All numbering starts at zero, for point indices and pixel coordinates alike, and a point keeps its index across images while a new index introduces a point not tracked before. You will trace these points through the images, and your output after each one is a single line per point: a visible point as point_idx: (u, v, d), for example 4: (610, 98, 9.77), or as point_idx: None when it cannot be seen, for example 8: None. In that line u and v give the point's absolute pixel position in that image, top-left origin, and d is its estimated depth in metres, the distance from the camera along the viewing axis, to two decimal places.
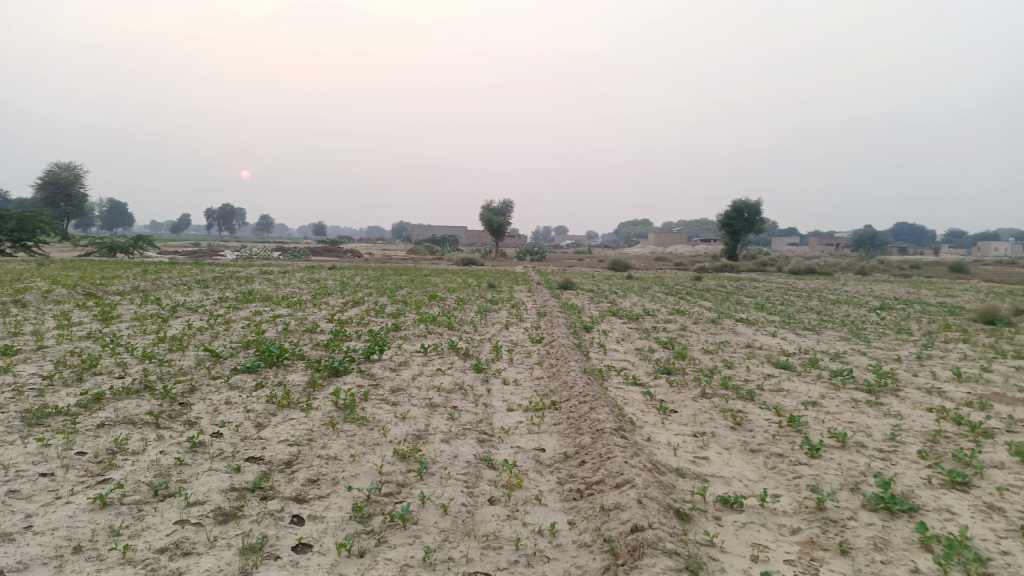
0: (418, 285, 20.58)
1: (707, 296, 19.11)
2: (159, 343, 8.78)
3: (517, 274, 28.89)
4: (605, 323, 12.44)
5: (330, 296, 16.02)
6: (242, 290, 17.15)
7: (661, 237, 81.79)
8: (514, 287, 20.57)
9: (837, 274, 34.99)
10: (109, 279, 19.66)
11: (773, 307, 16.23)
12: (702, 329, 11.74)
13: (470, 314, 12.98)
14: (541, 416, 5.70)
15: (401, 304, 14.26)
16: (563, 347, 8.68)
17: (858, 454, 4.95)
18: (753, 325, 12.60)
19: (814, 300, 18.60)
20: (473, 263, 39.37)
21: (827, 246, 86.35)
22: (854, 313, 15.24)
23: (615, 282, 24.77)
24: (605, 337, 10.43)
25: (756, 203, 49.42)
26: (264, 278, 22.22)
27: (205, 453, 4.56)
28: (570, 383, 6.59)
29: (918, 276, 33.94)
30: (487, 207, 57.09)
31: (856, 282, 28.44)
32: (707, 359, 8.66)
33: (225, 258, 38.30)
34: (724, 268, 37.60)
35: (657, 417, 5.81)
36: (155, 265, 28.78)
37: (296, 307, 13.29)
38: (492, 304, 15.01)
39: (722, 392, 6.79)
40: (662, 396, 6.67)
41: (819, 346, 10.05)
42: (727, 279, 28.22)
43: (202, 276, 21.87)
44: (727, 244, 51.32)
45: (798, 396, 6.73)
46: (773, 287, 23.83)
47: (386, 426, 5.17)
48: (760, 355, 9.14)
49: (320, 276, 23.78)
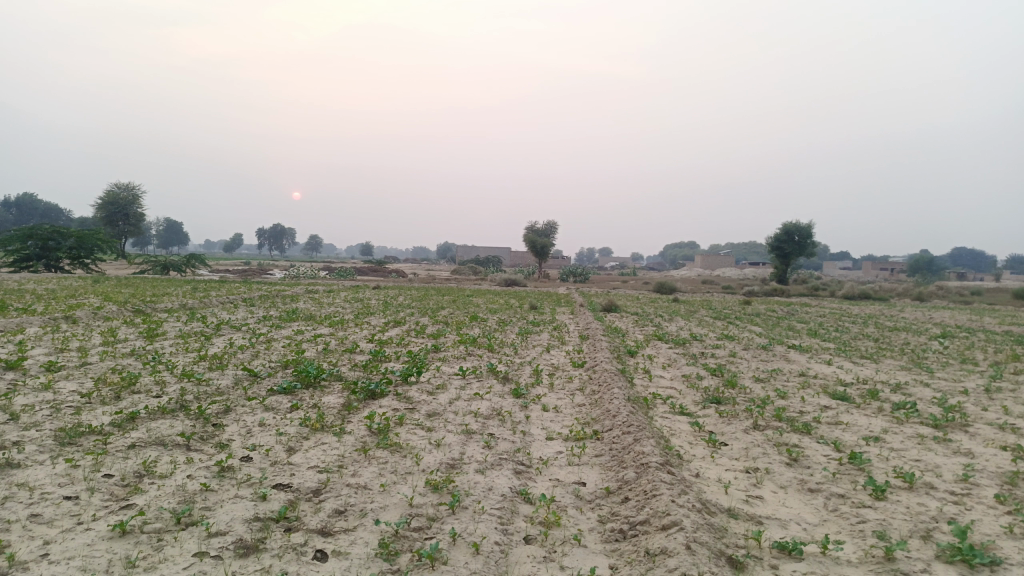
0: (461, 305, 20.46)
1: (757, 320, 18.54)
2: (200, 361, 8.77)
3: (561, 296, 28.58)
4: (651, 347, 12.08)
5: (372, 315, 15.99)
6: (286, 309, 17.23)
7: (708, 260, 80.53)
8: (557, 309, 20.32)
9: (894, 300, 33.74)
10: (159, 296, 20.08)
11: (827, 334, 15.61)
12: (752, 355, 11.29)
13: (511, 336, 12.76)
14: (582, 446, 5.42)
15: (443, 325, 14.13)
16: (607, 372, 8.38)
17: (928, 497, 4.54)
18: (807, 352, 12.08)
19: (870, 327, 17.87)
20: (518, 284, 39.21)
21: (881, 270, 83.88)
22: (914, 340, 14.55)
23: (662, 305, 24.29)
24: (651, 362, 10.09)
25: (808, 226, 48.22)
26: (309, 296, 22.40)
27: (232, 479, 4.41)
28: (613, 411, 6.30)
29: (980, 302, 32.60)
30: (532, 228, 57.03)
31: (914, 307, 27.38)
32: (759, 388, 8.26)
33: (274, 277, 38.92)
34: (774, 292, 36.69)
35: (706, 451, 5.48)
36: (205, 283, 29.33)
37: (337, 327, 13.26)
38: (535, 326, 14.77)
39: (776, 425, 6.41)
40: (711, 427, 6.32)
41: (878, 376, 9.53)
42: (778, 303, 27.50)
43: (249, 295, 22.16)
44: (777, 267, 50.14)
45: (858, 430, 6.30)
46: (827, 312, 23.03)
47: (420, 454, 4.96)
48: (815, 384, 8.69)
49: (364, 295, 23.89)
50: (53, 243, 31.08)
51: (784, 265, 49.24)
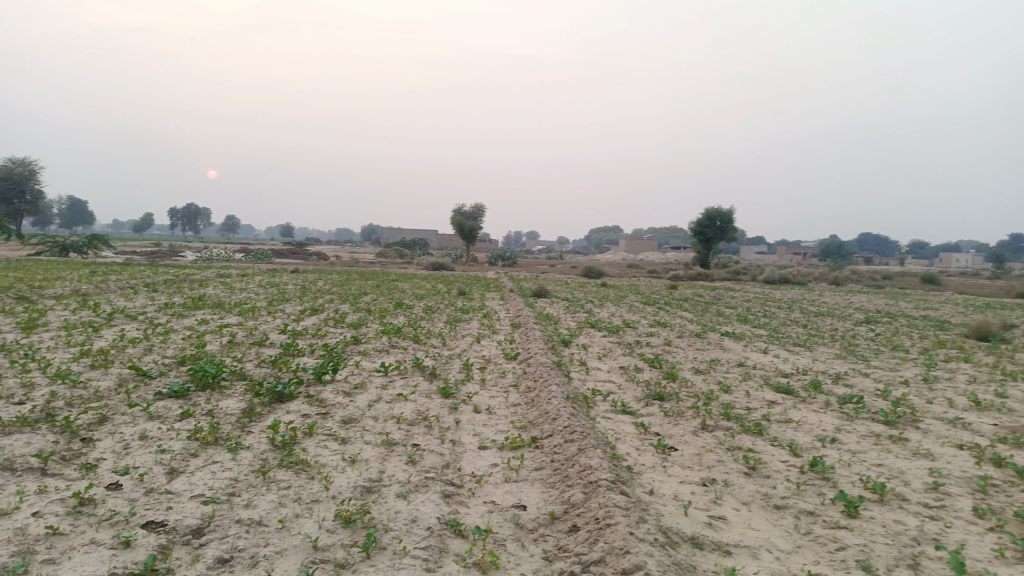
0: (383, 290, 19.48)
1: (687, 306, 18.33)
2: (80, 359, 7.66)
3: (488, 280, 27.84)
4: (584, 335, 11.57)
5: (288, 302, 14.89)
6: (192, 295, 15.91)
7: (632, 244, 81.38)
8: (485, 294, 19.62)
9: (812, 284, 34.57)
10: (49, 280, 18.28)
11: (757, 320, 15.48)
12: (688, 345, 10.89)
13: (438, 325, 11.98)
14: (519, 458, 4.76)
15: (364, 313, 13.22)
16: (542, 367, 7.75)
17: (903, 512, 4.08)
18: (741, 340, 11.80)
19: (796, 312, 17.95)
20: (444, 268, 38.19)
21: (795, 254, 86.85)
22: (841, 327, 14.57)
23: (590, 290, 23.90)
24: (586, 353, 9.53)
25: (729, 212, 49.01)
26: (220, 281, 20.97)
27: (91, 517, 3.53)
28: (552, 413, 5.67)
29: (890, 287, 33.77)
30: (457, 210, 56.07)
31: (832, 292, 28.03)
32: (700, 381, 7.81)
33: (185, 260, 36.88)
34: (699, 277, 37.12)
35: (656, 459, 4.91)
36: (107, 266, 27.27)
37: (248, 316, 12.18)
38: (462, 313, 14.05)
39: (726, 424, 5.92)
40: (657, 429, 5.77)
41: (816, 365, 9.26)
42: (703, 288, 27.71)
43: (152, 279, 20.52)
44: (700, 252, 50.93)
45: (811, 430, 5.88)
46: (752, 297, 23.18)
47: (331, 475, 4.20)
48: (756, 376, 8.30)
49: (280, 280, 22.56)
50: None
51: (707, 250, 50.05)
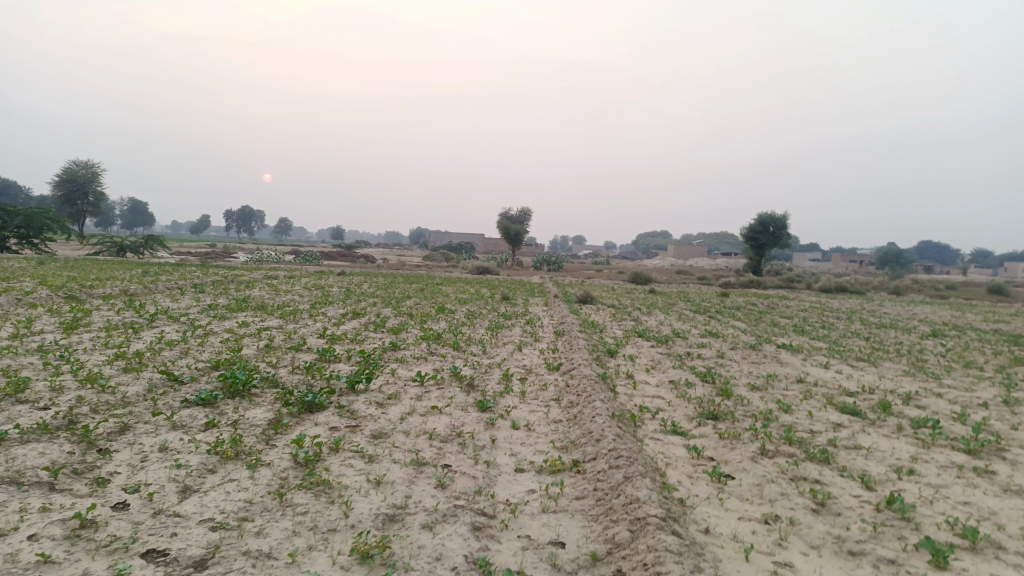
0: (427, 295, 19.24)
1: (739, 315, 17.63)
2: (114, 362, 7.51)
3: (533, 285, 27.41)
4: (631, 345, 11.07)
5: (330, 305, 14.74)
6: (237, 296, 15.89)
7: (681, 249, 79.85)
8: (530, 300, 19.23)
9: (871, 293, 33.27)
10: (100, 280, 18.57)
11: (815, 331, 14.72)
12: (742, 357, 10.29)
13: (480, 332, 11.63)
14: (558, 484, 4.34)
15: (406, 317, 12.96)
16: (586, 380, 7.31)
17: (1000, 564, 3.53)
18: (799, 353, 11.13)
19: (856, 323, 17.09)
20: (489, 272, 37.90)
21: (851, 262, 84.20)
22: (907, 340, 13.72)
23: (638, 297, 23.29)
24: (633, 365, 9.04)
25: (783, 217, 47.63)
26: (267, 283, 21.02)
27: (88, 543, 3.23)
28: (596, 433, 5.23)
29: (955, 297, 32.22)
30: (504, 214, 55.83)
31: (893, 302, 26.80)
32: (757, 399, 7.26)
33: (235, 261, 37.46)
34: (751, 284, 36.11)
35: (711, 490, 4.43)
36: (160, 266, 27.70)
37: (288, 319, 12.02)
38: (506, 320, 13.67)
39: (787, 449, 5.40)
40: (711, 453, 5.28)
41: (883, 384, 8.58)
42: (756, 296, 26.84)
43: (200, 280, 20.67)
44: (752, 258, 49.64)
45: (885, 459, 5.30)
46: (808, 306, 22.27)
47: (353, 500, 3.85)
48: (817, 394, 7.71)
49: (325, 282, 22.54)
50: None
51: (759, 257, 48.74)
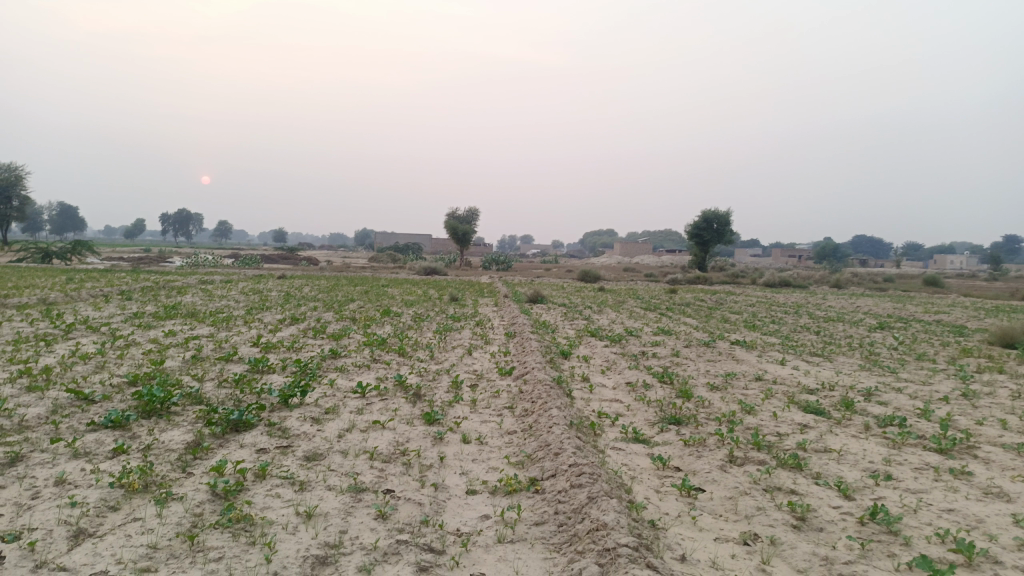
0: (372, 297, 18.60)
1: (690, 312, 17.47)
2: (16, 380, 6.72)
3: (481, 285, 26.90)
4: (585, 345, 10.69)
5: (268, 311, 13.95)
6: (166, 303, 14.95)
7: (628, 246, 80.32)
8: (479, 301, 18.70)
9: (813, 287, 33.88)
10: (18, 289, 17.34)
11: (766, 327, 14.62)
12: (698, 356, 10.00)
13: (427, 336, 11.08)
14: (515, 508, 3.88)
15: (348, 322, 12.31)
16: (540, 385, 6.87)
17: None
18: (754, 349, 10.91)
19: (805, 318, 17.11)
20: (437, 273, 37.23)
21: (791, 258, 86.15)
22: (857, 334, 13.71)
23: (587, 295, 23.01)
24: (587, 367, 8.64)
25: (727, 213, 48.23)
26: (202, 288, 19.98)
27: None
28: (554, 445, 4.79)
29: (893, 289, 33.02)
30: (451, 214, 55.10)
31: (836, 295, 27.21)
32: (718, 400, 6.93)
33: (170, 266, 35.77)
34: (698, 281, 36.40)
35: (681, 507, 4.03)
36: (88, 272, 26.18)
37: (221, 326, 11.25)
38: (454, 322, 13.15)
39: (757, 455, 5.05)
40: (677, 463, 4.90)
41: (841, 380, 8.38)
42: (704, 292, 26.91)
43: (128, 287, 19.51)
44: (697, 255, 50.16)
45: (858, 463, 5.00)
46: (756, 301, 22.34)
47: (280, 540, 3.32)
48: (778, 393, 7.43)
49: (263, 286, 21.59)
50: None
51: (704, 252, 49.26)
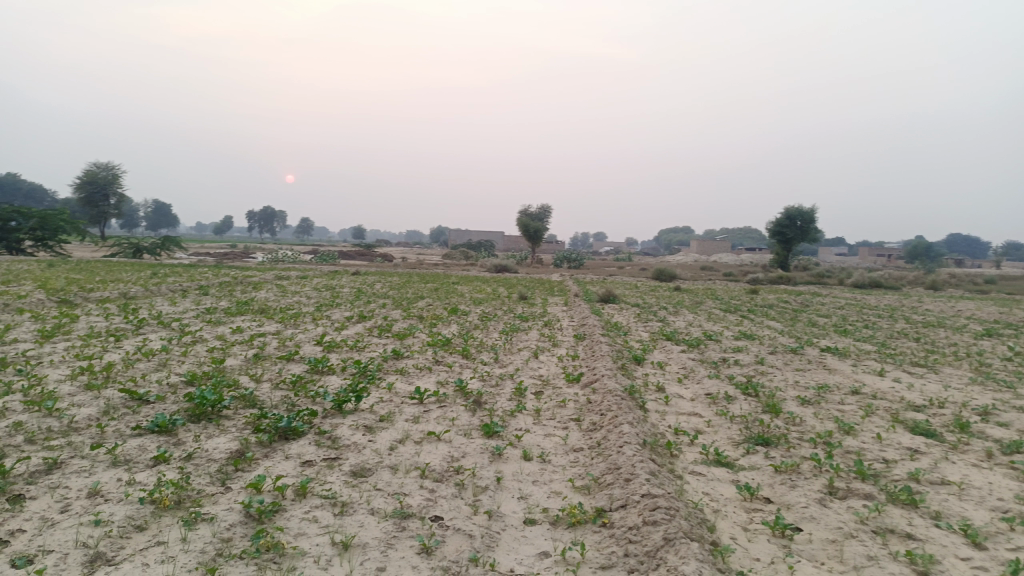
0: (442, 294, 18.35)
1: (773, 314, 16.48)
2: (77, 377, 6.65)
3: (553, 283, 26.38)
4: (661, 350, 10.05)
5: (336, 308, 13.80)
6: (239, 299, 15.10)
7: (705, 243, 78.09)
8: (549, 299, 18.20)
9: (906, 289, 31.93)
10: (104, 283, 17.84)
11: (858, 332, 13.57)
12: (784, 364, 9.22)
13: (493, 336, 10.67)
14: (579, 546, 3.38)
15: (414, 321, 12.01)
16: (611, 395, 6.33)
17: None
18: (847, 357, 10.02)
19: (901, 322, 15.89)
20: (509, 271, 37.01)
21: (880, 257, 82.01)
22: (962, 341, 12.54)
23: (663, 295, 22.17)
24: (662, 374, 8.03)
25: (811, 211, 46.10)
26: (276, 284, 20.19)
27: None
28: (626, 469, 4.25)
29: (997, 291, 30.74)
30: (525, 212, 54.68)
31: (933, 297, 25.43)
32: (811, 417, 6.23)
33: (251, 263, 36.52)
34: (780, 280, 34.88)
35: (775, 552, 3.44)
36: (172, 267, 26.98)
37: (288, 324, 11.11)
38: (523, 322, 12.70)
39: (862, 488, 4.38)
40: (767, 493, 4.29)
41: (952, 396, 7.47)
42: (786, 293, 25.69)
43: (207, 282, 19.88)
44: (779, 254, 48.18)
45: (985, 501, 4.27)
46: (844, 303, 21.01)
47: None
48: (880, 410, 6.64)
49: (335, 282, 21.70)
50: (13, 223, 28.99)
51: (787, 251, 47.30)
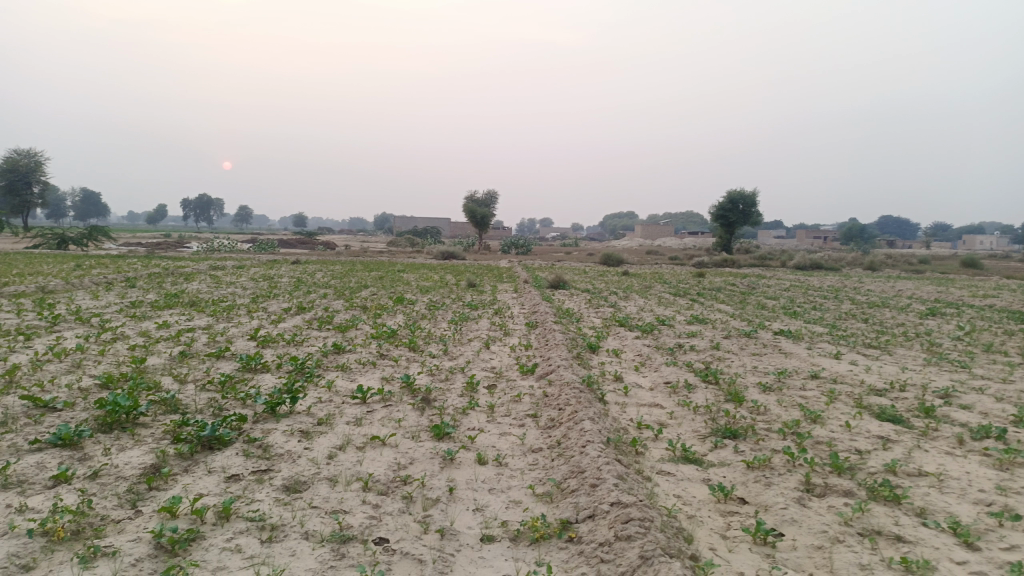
0: (386, 283, 17.72)
1: (722, 297, 16.41)
2: None
3: (500, 270, 26.00)
4: (615, 337, 9.75)
5: (274, 300, 13.09)
6: (169, 291, 14.20)
7: (649, 228, 79.11)
8: (497, 287, 17.79)
9: (845, 270, 32.63)
10: (22, 277, 16.65)
11: (807, 313, 13.57)
12: (740, 348, 9.02)
13: (441, 326, 10.19)
14: (544, 567, 2.97)
15: (358, 312, 11.43)
16: (569, 388, 5.95)
17: None
18: (801, 340, 9.89)
19: (847, 303, 16.00)
20: (455, 258, 36.51)
21: (815, 239, 84.13)
22: (908, 321, 12.62)
23: (612, 280, 21.98)
24: (619, 363, 7.71)
25: (751, 194, 46.95)
26: (211, 275, 19.24)
27: None
28: (591, 474, 3.87)
29: (930, 271, 31.63)
30: (470, 198, 54.04)
31: (872, 278, 25.95)
32: (775, 405, 5.97)
33: (184, 253, 35.05)
34: (724, 263, 35.28)
35: (761, 564, 3.11)
36: (99, 259, 25.55)
37: (221, 317, 10.41)
38: (471, 310, 12.24)
39: (840, 483, 4.09)
40: (743, 493, 3.97)
41: (910, 378, 7.34)
42: (731, 275, 25.81)
43: (135, 274, 18.79)
44: (721, 237, 48.80)
45: (967, 493, 4.03)
46: (789, 285, 21.19)
47: None
48: (843, 396, 6.43)
49: (274, 272, 20.82)
50: None
51: (729, 235, 47.95)
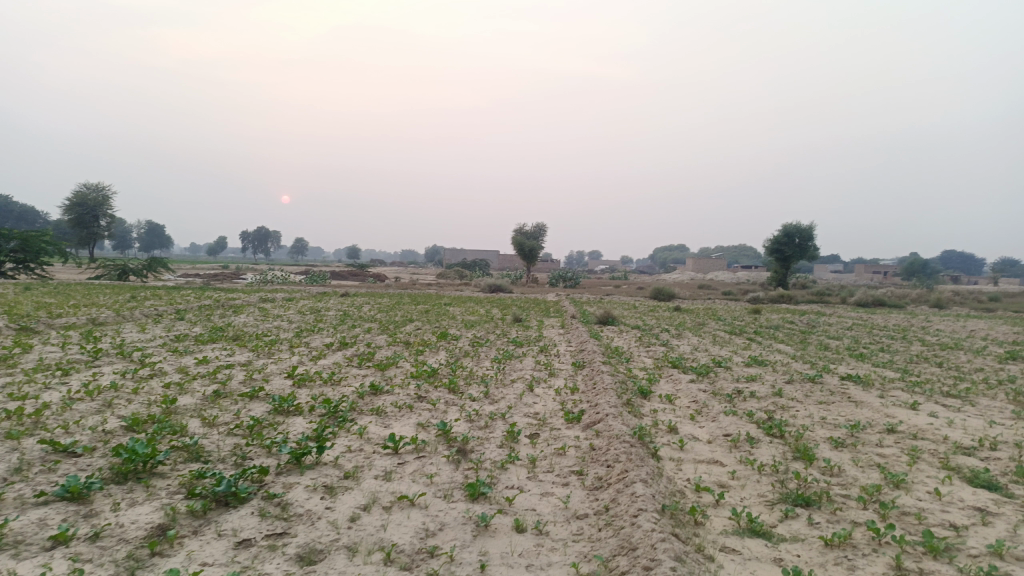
0: (432, 317, 17.41)
1: (780, 337, 15.61)
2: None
3: (548, 304, 25.50)
4: (668, 380, 9.17)
5: (317, 334, 12.86)
6: (215, 325, 14.10)
7: (701, 261, 77.81)
8: (545, 322, 17.32)
9: (910, 307, 31.23)
10: (76, 308, 16.85)
11: (874, 356, 12.71)
12: (805, 395, 8.35)
13: (484, 365, 9.76)
14: None
15: (400, 348, 11.09)
16: (618, 441, 5.44)
17: None
18: (871, 387, 9.15)
19: (917, 344, 15.01)
20: (503, 291, 36.25)
21: (875, 274, 81.32)
22: (988, 366, 11.67)
23: (663, 316, 21.27)
24: (673, 411, 7.15)
25: (808, 228, 45.52)
26: (259, 307, 19.24)
27: None
28: (642, 553, 3.36)
29: (1002, 309, 29.94)
30: (519, 231, 53.80)
31: (942, 316, 24.59)
32: (850, 466, 5.35)
33: (238, 283, 35.66)
34: (781, 299, 34.09)
35: None
36: (153, 290, 25.95)
37: (261, 353, 10.16)
38: (517, 348, 11.79)
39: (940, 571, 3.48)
40: None
41: (1000, 434, 6.58)
42: (790, 312, 24.80)
43: (186, 306, 18.91)
44: (777, 272, 47.42)
45: None
46: (852, 323, 20.16)
47: None
48: (926, 455, 5.75)
49: (321, 305, 20.74)
50: None
51: (784, 269, 46.55)
